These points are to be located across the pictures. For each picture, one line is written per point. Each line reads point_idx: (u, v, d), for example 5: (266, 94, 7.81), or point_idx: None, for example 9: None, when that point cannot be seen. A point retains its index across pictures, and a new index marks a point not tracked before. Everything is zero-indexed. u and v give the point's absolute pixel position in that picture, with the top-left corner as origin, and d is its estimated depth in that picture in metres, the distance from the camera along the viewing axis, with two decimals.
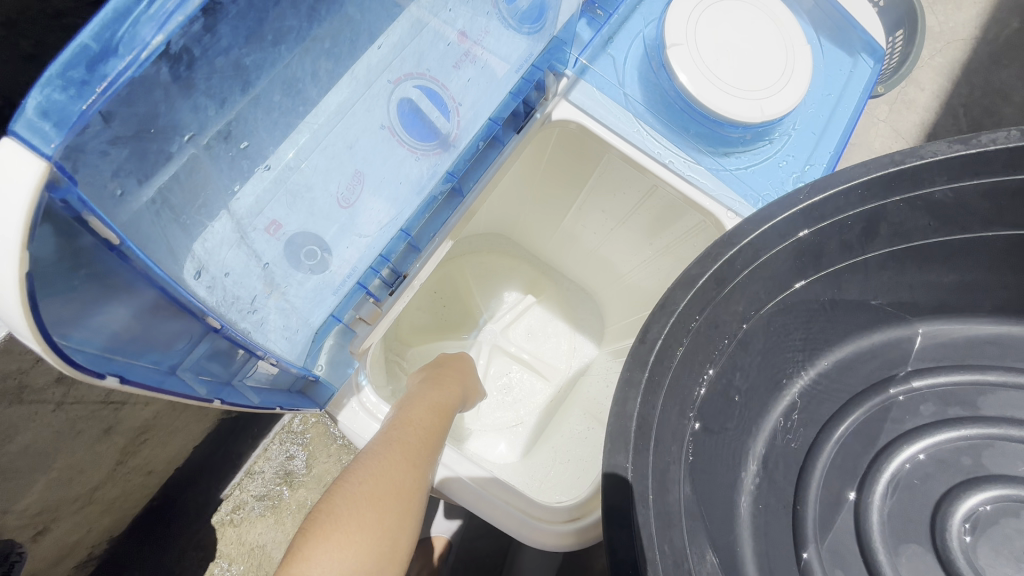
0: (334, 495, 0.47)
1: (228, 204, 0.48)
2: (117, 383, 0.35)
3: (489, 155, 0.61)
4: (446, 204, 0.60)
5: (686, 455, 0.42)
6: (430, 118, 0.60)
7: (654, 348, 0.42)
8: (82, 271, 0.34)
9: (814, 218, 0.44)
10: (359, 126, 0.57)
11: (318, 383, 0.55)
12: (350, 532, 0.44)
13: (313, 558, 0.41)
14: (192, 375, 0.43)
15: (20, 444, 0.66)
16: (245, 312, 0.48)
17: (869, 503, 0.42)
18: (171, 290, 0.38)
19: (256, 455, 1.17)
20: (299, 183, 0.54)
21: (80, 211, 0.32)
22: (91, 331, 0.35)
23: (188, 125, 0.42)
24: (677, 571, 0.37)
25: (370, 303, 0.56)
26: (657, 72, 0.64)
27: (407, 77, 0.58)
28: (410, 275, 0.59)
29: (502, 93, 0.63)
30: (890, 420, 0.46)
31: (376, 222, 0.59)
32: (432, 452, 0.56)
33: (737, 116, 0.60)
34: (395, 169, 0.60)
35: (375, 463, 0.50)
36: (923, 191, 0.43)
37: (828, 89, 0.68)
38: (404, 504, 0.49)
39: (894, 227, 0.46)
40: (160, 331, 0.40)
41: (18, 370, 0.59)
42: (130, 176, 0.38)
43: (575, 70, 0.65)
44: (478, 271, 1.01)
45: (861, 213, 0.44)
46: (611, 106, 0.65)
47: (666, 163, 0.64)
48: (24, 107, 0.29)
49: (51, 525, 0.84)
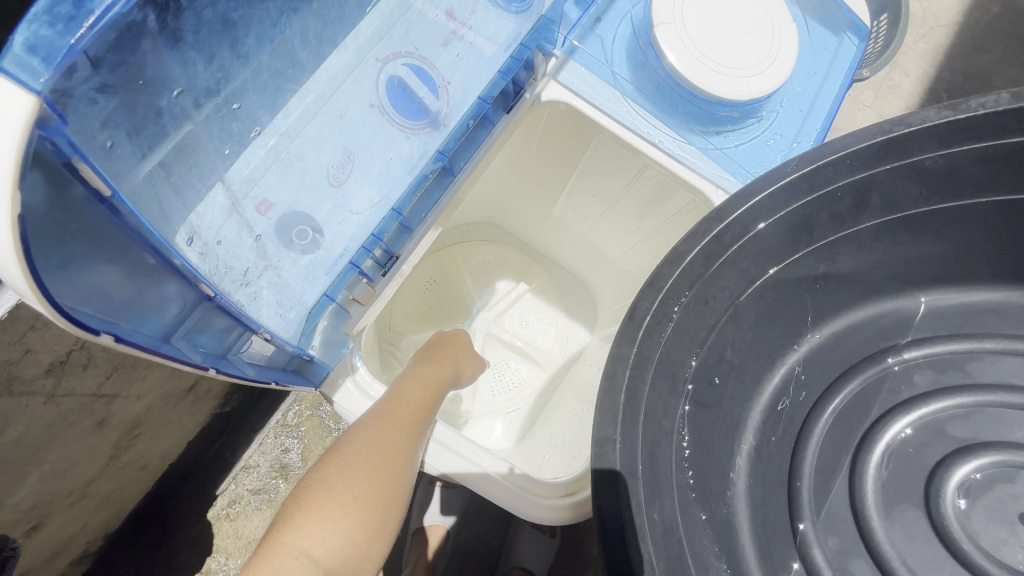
0: (326, 465, 0.48)
1: (223, 173, 0.49)
2: (113, 343, 0.34)
3: (479, 135, 0.60)
4: (436, 183, 0.59)
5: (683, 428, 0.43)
6: (419, 96, 0.60)
7: (643, 324, 0.42)
8: (75, 224, 0.33)
9: (805, 190, 0.44)
10: (347, 105, 0.58)
11: (313, 362, 0.54)
12: (345, 504, 0.45)
13: (305, 528, 0.43)
14: (188, 342, 0.42)
15: (11, 437, 0.66)
16: (239, 283, 0.48)
17: (866, 472, 0.42)
18: (164, 252, 0.39)
19: (252, 449, 1.17)
20: (291, 152, 0.54)
21: (70, 156, 0.32)
22: (81, 285, 0.34)
23: (178, 79, 0.42)
24: (666, 538, 0.38)
25: (364, 283, 0.56)
26: (645, 50, 0.64)
27: (396, 56, 0.59)
28: (402, 256, 0.58)
29: (490, 73, 0.61)
30: (885, 390, 0.46)
31: (367, 201, 0.58)
32: (424, 425, 0.57)
33: (726, 94, 0.60)
34: (384, 147, 0.59)
35: (370, 435, 0.51)
36: (913, 160, 0.44)
37: (814, 67, 0.69)
38: (398, 475, 0.50)
39: (885, 194, 0.46)
40: (152, 297, 0.40)
41: (7, 361, 0.59)
42: (120, 129, 0.38)
43: (564, 49, 0.65)
44: (474, 260, 1.01)
45: (852, 183, 0.45)
46: (601, 85, 0.65)
47: (656, 142, 0.64)
48: (10, 42, 0.29)
49: (44, 520, 0.83)
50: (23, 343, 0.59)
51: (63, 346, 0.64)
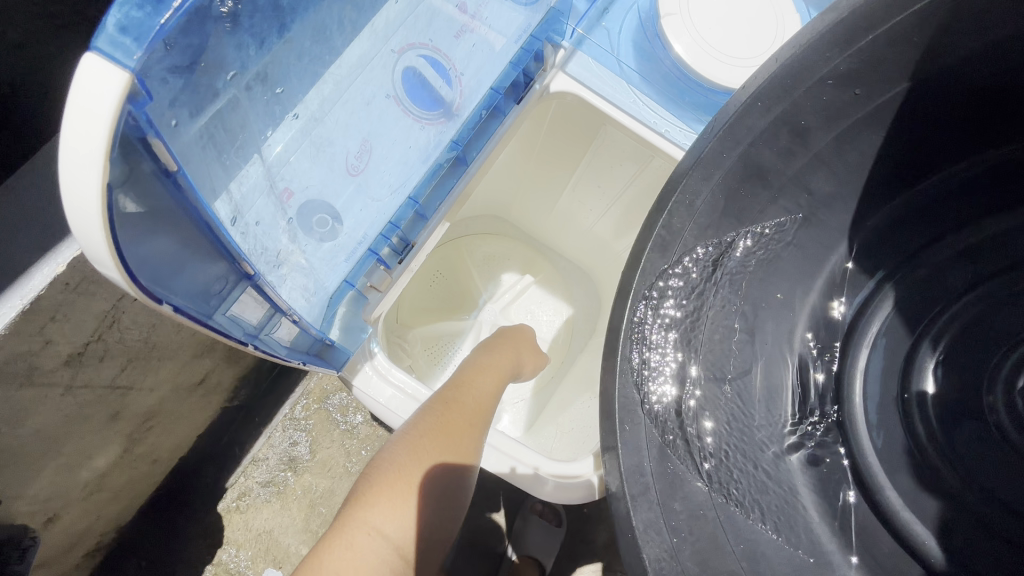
0: (394, 446, 0.54)
1: (261, 146, 0.48)
2: (172, 312, 0.37)
3: (490, 125, 0.62)
4: (451, 172, 0.61)
5: (664, 391, 0.35)
6: (434, 87, 0.61)
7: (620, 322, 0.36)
8: (146, 201, 0.35)
9: (757, 111, 0.34)
10: (366, 92, 0.56)
11: (334, 347, 0.56)
12: (409, 487, 0.51)
13: (375, 505, 0.49)
14: (229, 318, 0.43)
15: (32, 427, 0.68)
16: (271, 265, 0.49)
17: (920, 391, 0.32)
18: (216, 232, 0.40)
19: (260, 443, 1.18)
20: (322, 135, 0.53)
21: (146, 134, 0.33)
22: (145, 255, 0.35)
23: (232, 63, 0.42)
24: (693, 522, 0.33)
25: (382, 270, 0.58)
26: (651, 41, 0.64)
27: (410, 47, 0.58)
28: (418, 243, 0.60)
29: (500, 65, 0.63)
30: (929, 285, 0.33)
31: (387, 187, 0.59)
32: (486, 411, 0.61)
33: (732, 83, 0.61)
34: (401, 138, 0.60)
35: (435, 419, 0.56)
36: (822, 73, 0.33)
37: None
38: (461, 461, 0.55)
39: (818, 112, 0.34)
40: (197, 276, 0.40)
41: (28, 352, 0.60)
42: (184, 109, 0.38)
43: (572, 41, 0.66)
44: (481, 253, 1.03)
45: (778, 116, 0.34)
46: (608, 76, 0.66)
47: (662, 132, 0.65)
48: (106, 22, 0.30)
49: (60, 512, 0.84)
50: (44, 334, 0.60)
51: (80, 337, 0.65)
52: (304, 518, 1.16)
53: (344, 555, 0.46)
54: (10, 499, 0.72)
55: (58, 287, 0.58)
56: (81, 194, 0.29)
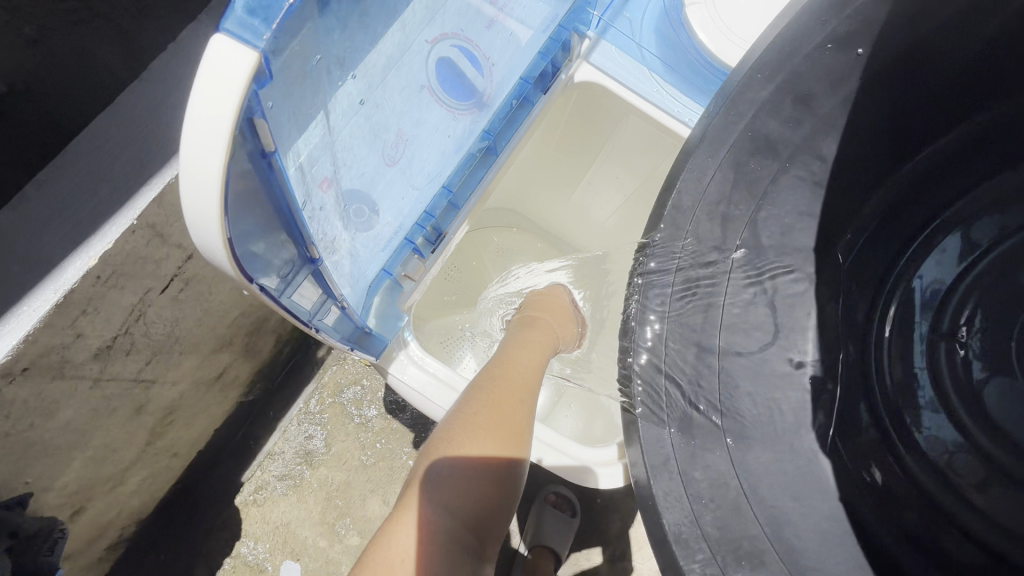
0: (449, 423, 0.56)
1: (326, 103, 0.43)
2: (257, 292, 0.39)
3: (519, 115, 0.63)
4: (480, 163, 0.62)
5: (686, 372, 0.36)
6: (467, 77, 0.58)
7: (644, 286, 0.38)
8: (245, 176, 0.35)
9: (758, 82, 0.35)
10: (407, 75, 0.52)
11: (371, 335, 0.57)
12: (469, 462, 0.53)
13: (438, 482, 0.52)
14: (291, 298, 0.44)
15: (61, 420, 0.69)
16: (327, 252, 0.48)
17: (941, 371, 0.35)
18: (296, 216, 0.40)
19: (276, 437, 1.19)
20: (377, 118, 0.50)
21: (254, 113, 0.33)
22: (240, 229, 0.36)
23: (319, 45, 0.39)
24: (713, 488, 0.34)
25: (416, 259, 0.59)
26: (676, 30, 0.64)
27: (444, 38, 0.54)
28: (449, 233, 0.62)
29: (530, 54, 0.63)
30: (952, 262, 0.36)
31: (423, 175, 0.58)
32: (534, 387, 0.63)
33: None
34: (435, 129, 0.58)
35: (487, 395, 0.58)
36: (827, 36, 0.34)
37: None
38: (516, 434, 0.56)
39: (823, 77, 0.35)
40: (276, 253, 0.41)
41: (60, 345, 0.61)
42: (277, 90, 0.36)
43: (597, 30, 0.66)
44: (494, 246, 1.03)
45: (783, 84, 0.35)
46: (631, 66, 0.66)
47: (686, 122, 0.65)
48: (235, 4, 0.30)
49: (87, 504, 0.85)
50: (76, 327, 0.61)
51: (110, 331, 0.66)
52: (321, 510, 1.17)
53: (410, 529, 0.49)
54: (39, 492, 0.73)
55: (90, 281, 0.58)
56: (205, 164, 0.31)
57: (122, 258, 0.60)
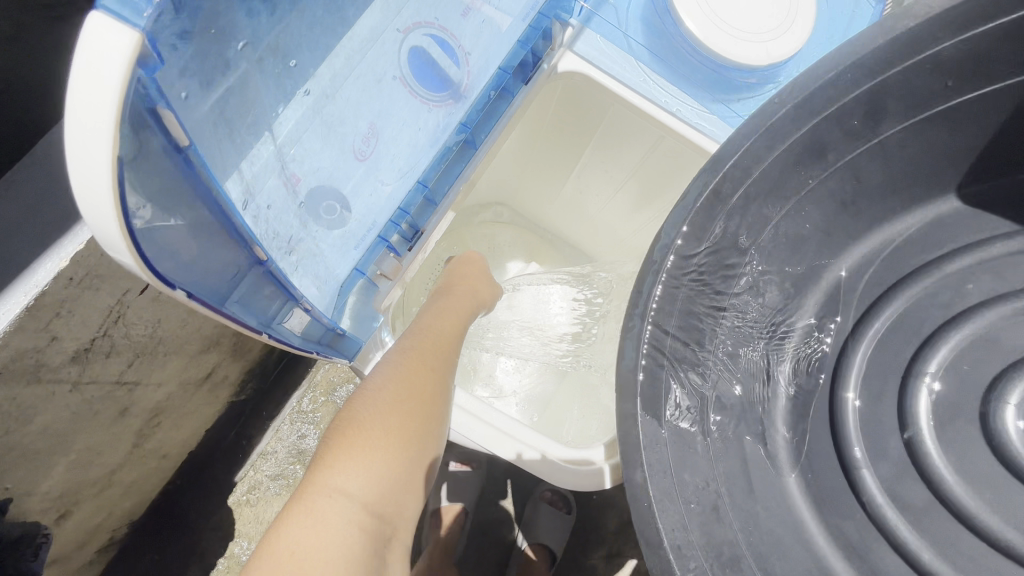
0: (354, 403, 0.52)
1: (273, 125, 0.47)
2: (186, 298, 0.37)
3: (499, 106, 0.61)
4: (458, 157, 0.60)
5: (695, 373, 0.40)
6: (442, 68, 0.59)
7: (645, 285, 0.39)
8: (154, 174, 0.34)
9: (846, 82, 0.36)
10: (371, 72, 0.55)
11: (345, 336, 0.56)
12: (372, 443, 0.49)
13: (337, 466, 0.47)
14: (239, 305, 0.43)
15: (40, 425, 0.68)
16: (284, 251, 0.49)
17: (914, 404, 0.34)
18: (227, 211, 0.40)
19: (269, 437, 1.18)
20: (333, 114, 0.52)
21: (154, 102, 0.32)
22: (156, 235, 0.35)
23: (243, 31, 0.40)
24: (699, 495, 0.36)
25: (391, 257, 0.57)
26: (662, 17, 0.62)
27: (418, 26, 0.57)
28: (427, 230, 0.59)
29: (509, 44, 0.61)
30: (936, 304, 0.36)
31: (395, 171, 0.58)
32: (448, 355, 0.60)
33: (743, 59, 0.58)
34: (409, 121, 0.58)
35: (396, 369, 0.54)
36: (929, 55, 0.35)
37: (832, 30, 0.65)
38: (425, 409, 0.53)
39: (906, 100, 0.37)
40: (212, 258, 0.40)
41: (35, 349, 0.60)
42: (194, 78, 0.37)
43: (580, 18, 0.64)
44: (484, 241, 1.01)
45: (864, 94, 0.36)
46: (616, 55, 0.64)
47: (673, 111, 0.64)
48: None
49: (74, 507, 0.84)
50: (50, 330, 0.60)
51: (88, 333, 0.64)
52: None
53: (304, 522, 0.44)
54: (21, 497, 0.72)
55: (61, 283, 0.57)
56: (90, 187, 0.29)
57: (94, 259, 0.59)
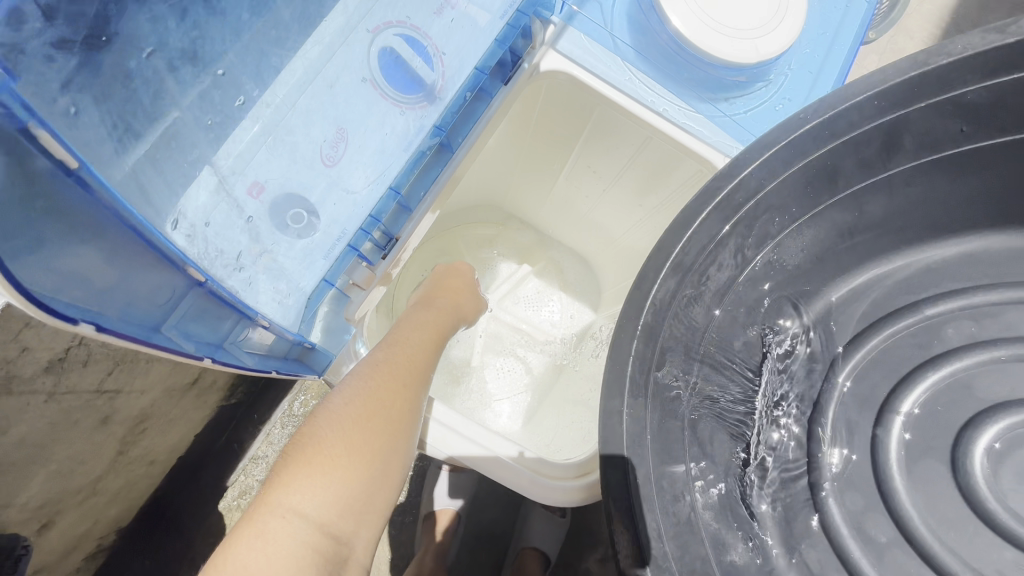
0: (317, 418, 0.50)
1: (211, 159, 0.54)
2: (94, 332, 0.35)
3: (477, 107, 0.59)
4: (435, 159, 0.58)
5: (689, 375, 0.47)
6: (413, 67, 0.61)
7: (648, 296, 0.46)
8: (39, 200, 0.34)
9: (873, 108, 0.42)
10: (341, 77, 0.60)
11: (314, 350, 0.55)
12: (333, 460, 0.46)
13: (293, 485, 0.44)
14: (179, 330, 0.43)
15: (15, 436, 0.66)
16: (230, 268, 0.51)
17: (887, 437, 0.42)
18: (141, 229, 0.41)
19: (260, 441, 1.17)
20: (284, 129, 0.58)
21: (23, 122, 0.33)
22: (55, 264, 0.34)
23: (147, 38, 0.46)
24: (674, 505, 0.43)
25: (363, 266, 0.55)
26: (648, 15, 0.61)
27: (388, 26, 0.60)
28: (402, 237, 0.57)
29: (486, 43, 0.59)
30: (915, 344, 0.44)
31: (364, 179, 0.59)
32: (421, 371, 0.58)
33: (731, 57, 0.57)
34: (379, 123, 0.60)
35: (364, 383, 0.52)
36: (955, 94, 0.41)
37: (824, 26, 0.63)
38: (393, 426, 0.51)
39: (919, 139, 0.43)
40: (137, 282, 0.41)
41: (4, 361, 0.58)
42: (83, 94, 0.41)
43: (563, 16, 0.62)
44: (476, 240, 1.01)
45: (879, 126, 0.43)
46: (601, 53, 0.62)
47: (660, 111, 0.62)
48: None
49: (56, 517, 0.83)
50: (21, 341, 0.58)
51: (61, 343, 0.63)
52: None
53: (253, 545, 0.41)
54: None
55: None
56: None
57: None
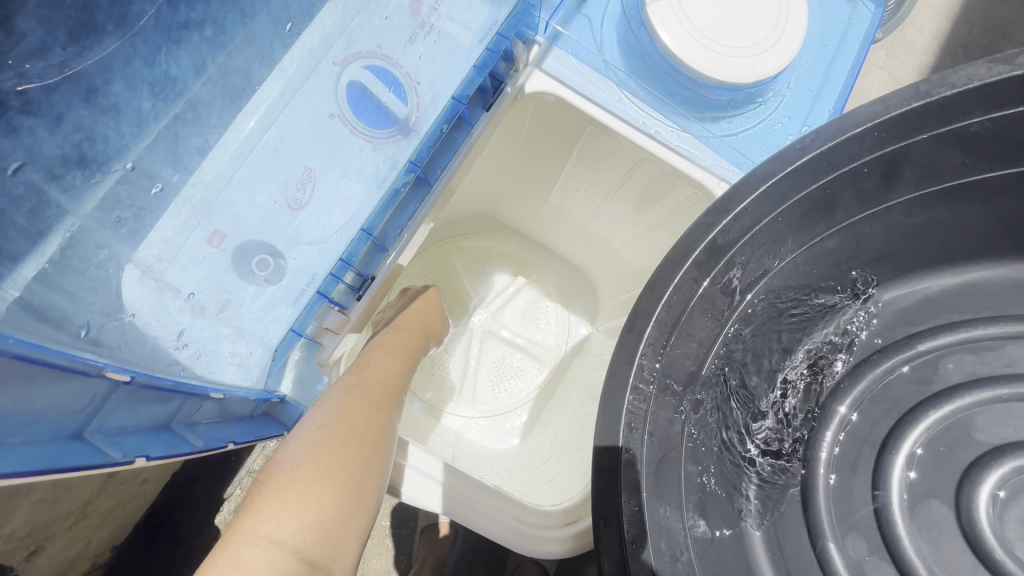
0: (289, 442, 0.47)
1: (132, 255, 0.56)
2: None
3: (456, 138, 0.57)
4: (412, 195, 0.57)
5: (688, 423, 0.44)
6: (383, 101, 0.61)
7: (642, 337, 0.41)
8: None
9: (870, 140, 0.40)
10: (311, 114, 0.62)
11: (284, 404, 0.56)
12: (309, 483, 0.44)
13: (265, 512, 0.42)
14: (107, 437, 0.40)
15: None
16: (174, 346, 0.54)
17: (890, 476, 0.41)
18: (33, 355, 0.37)
19: (257, 454, 1.13)
20: (219, 203, 0.60)
21: None
22: None
23: (11, 156, 0.49)
24: (672, 565, 0.39)
25: (335, 312, 0.56)
26: (636, 32, 0.58)
27: (351, 61, 0.61)
28: (378, 276, 0.57)
29: (458, 74, 0.59)
30: (916, 379, 0.43)
31: (337, 224, 0.61)
32: (392, 394, 0.57)
33: (726, 76, 0.54)
34: (354, 160, 0.62)
35: (338, 404, 0.51)
36: (958, 126, 0.39)
37: (825, 39, 0.60)
38: (369, 447, 0.49)
39: (917, 171, 0.42)
40: (50, 396, 0.38)
41: None
42: None
43: (547, 36, 0.59)
44: (470, 252, 0.99)
45: (878, 157, 0.41)
46: (589, 73, 0.59)
47: (652, 133, 0.59)
48: None
49: (44, 543, 0.82)
50: None
51: None
52: None
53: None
54: None
55: None
56: None
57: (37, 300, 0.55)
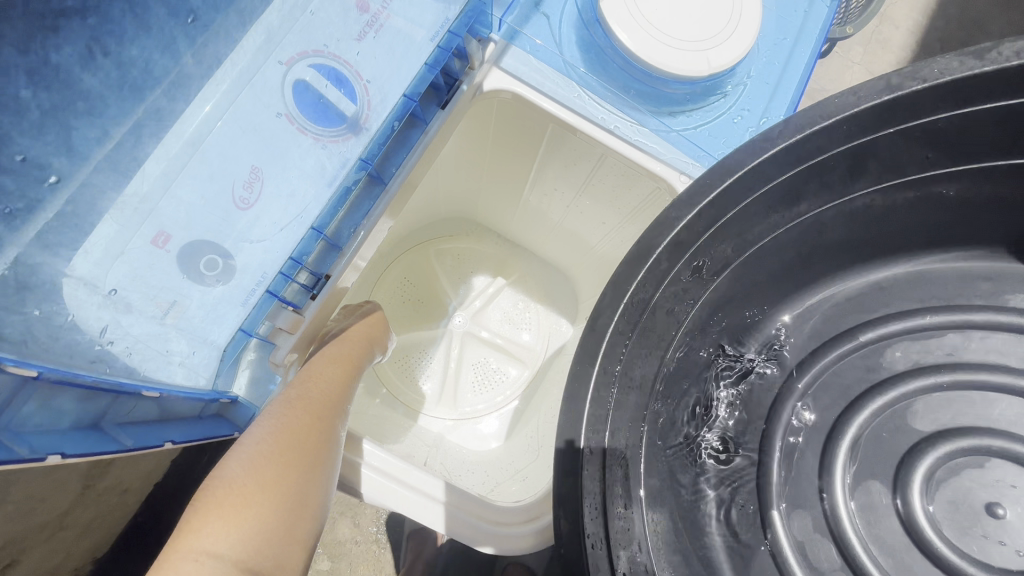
0: (226, 461, 0.47)
1: (64, 267, 0.55)
2: None
3: (411, 135, 0.57)
4: (365, 192, 0.57)
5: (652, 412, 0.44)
6: (332, 100, 0.63)
7: (603, 338, 0.41)
8: None
9: (838, 135, 0.39)
10: (257, 115, 0.64)
11: (236, 404, 0.56)
12: (247, 496, 0.44)
13: (202, 528, 0.41)
14: (15, 432, 0.39)
15: None
16: (102, 343, 0.54)
17: (834, 461, 0.41)
18: None
19: None
20: (150, 204, 0.60)
21: None
22: None
23: None
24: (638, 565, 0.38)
25: (288, 311, 0.56)
26: (593, 30, 0.59)
27: (297, 61, 0.63)
28: (332, 275, 0.56)
29: (404, 69, 0.62)
30: (865, 366, 0.43)
31: (288, 221, 0.62)
32: (339, 405, 0.56)
33: (681, 71, 0.55)
34: (304, 158, 0.63)
35: (278, 419, 0.50)
36: (925, 121, 0.38)
37: (782, 31, 0.61)
38: (311, 458, 0.49)
39: (885, 163, 0.41)
40: None
41: None
42: None
43: (503, 33, 0.60)
44: (447, 254, 0.99)
45: (846, 150, 0.40)
46: (549, 71, 0.60)
47: (611, 128, 0.59)
48: None
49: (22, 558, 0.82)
50: None
51: None
52: None
53: None
54: None
55: None
56: None
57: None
